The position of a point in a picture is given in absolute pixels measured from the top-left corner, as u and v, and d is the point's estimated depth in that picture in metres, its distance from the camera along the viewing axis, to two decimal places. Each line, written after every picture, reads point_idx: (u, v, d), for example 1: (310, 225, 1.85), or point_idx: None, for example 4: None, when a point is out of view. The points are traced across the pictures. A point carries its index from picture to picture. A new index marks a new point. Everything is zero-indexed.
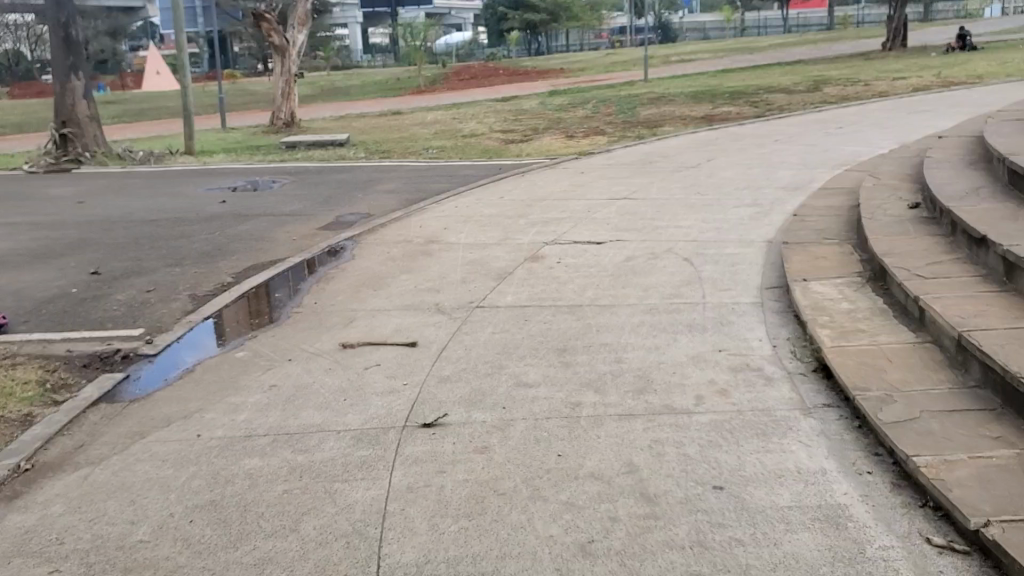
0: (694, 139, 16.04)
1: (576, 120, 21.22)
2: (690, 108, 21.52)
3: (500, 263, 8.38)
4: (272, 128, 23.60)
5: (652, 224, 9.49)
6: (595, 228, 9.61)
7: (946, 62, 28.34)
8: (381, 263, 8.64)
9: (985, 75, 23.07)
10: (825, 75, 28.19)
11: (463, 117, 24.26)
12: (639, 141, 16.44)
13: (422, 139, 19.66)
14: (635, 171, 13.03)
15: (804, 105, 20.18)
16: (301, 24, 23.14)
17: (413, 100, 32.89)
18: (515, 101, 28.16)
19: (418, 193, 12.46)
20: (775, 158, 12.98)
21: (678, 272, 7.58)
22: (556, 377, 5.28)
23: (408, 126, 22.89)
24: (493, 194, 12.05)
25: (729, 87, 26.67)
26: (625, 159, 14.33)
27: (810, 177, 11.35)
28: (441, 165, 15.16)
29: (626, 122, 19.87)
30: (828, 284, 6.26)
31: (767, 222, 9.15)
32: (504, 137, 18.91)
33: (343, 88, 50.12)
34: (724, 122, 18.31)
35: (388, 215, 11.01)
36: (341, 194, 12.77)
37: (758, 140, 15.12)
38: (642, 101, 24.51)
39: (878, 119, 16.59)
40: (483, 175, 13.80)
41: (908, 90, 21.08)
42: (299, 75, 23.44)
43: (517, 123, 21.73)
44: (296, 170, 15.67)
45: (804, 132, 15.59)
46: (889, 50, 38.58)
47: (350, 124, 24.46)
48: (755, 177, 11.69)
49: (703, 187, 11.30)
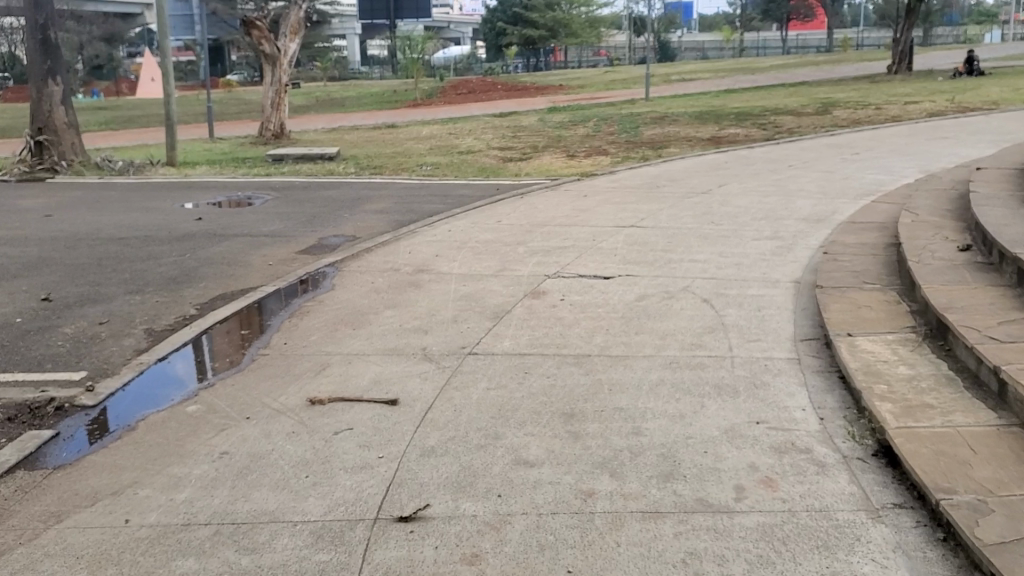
0: (703, 162, 15.22)
1: (577, 138, 20.40)
2: (696, 128, 20.72)
3: (496, 298, 7.51)
4: (260, 139, 22.83)
5: (664, 258, 8.63)
6: (601, 260, 8.74)
7: (957, 87, 27.64)
8: (365, 295, 7.77)
9: (1000, 101, 22.34)
10: (832, 97, 27.47)
11: (460, 133, 23.40)
12: (644, 163, 15.61)
13: (416, 155, 18.83)
14: (642, 195, 12.19)
15: (815, 128, 19.38)
16: (294, 32, 22.28)
17: (408, 113, 32.11)
18: (514, 117, 27.38)
19: (409, 214, 11.60)
20: (792, 185, 12.14)
21: (697, 316, 6.71)
22: (563, 452, 4.40)
23: (403, 141, 22.06)
24: (490, 217, 11.18)
25: (735, 107, 25.94)
26: (631, 181, 13.50)
27: (833, 208, 10.51)
28: (436, 183, 14.31)
29: (629, 142, 19.08)
30: (878, 341, 5.39)
31: (791, 258, 8.29)
32: (503, 155, 18.07)
33: (340, 99, 49.37)
34: (732, 144, 17.49)
35: (375, 239, 10.14)
36: (327, 213, 11.89)
37: (772, 164, 14.29)
38: (645, 120, 23.74)
39: (897, 146, 15.80)
40: (480, 195, 12.96)
41: (923, 115, 20.30)
42: (290, 84, 22.63)
43: (515, 140, 20.93)
44: (281, 185, 14.81)
45: (819, 158, 14.76)
46: (894, 73, 37.97)
47: (342, 137, 23.63)
48: (773, 205, 10.85)
49: (717, 215, 10.46)
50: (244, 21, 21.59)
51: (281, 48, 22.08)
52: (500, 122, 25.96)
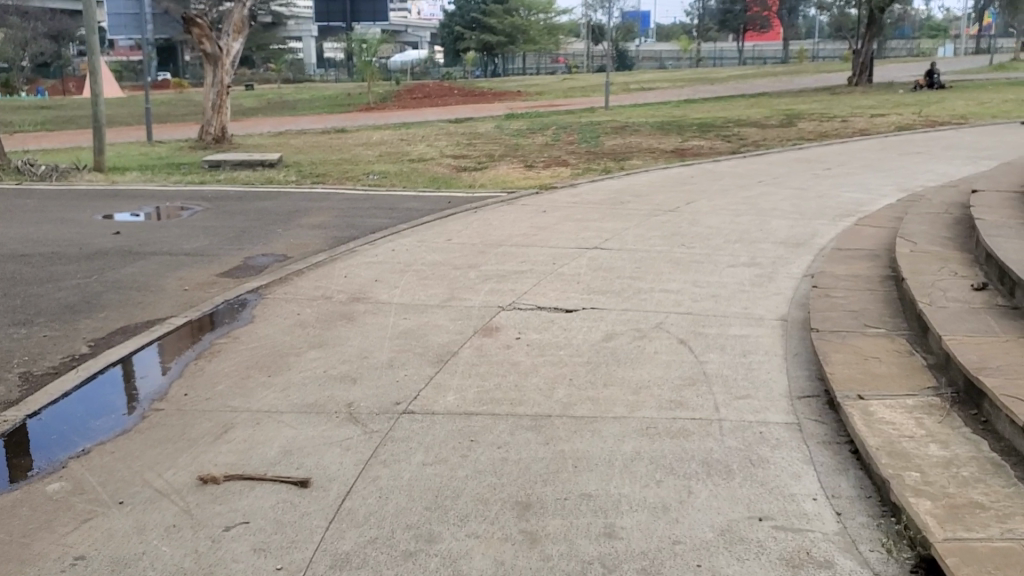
0: (669, 176, 14.34)
1: (536, 148, 19.46)
2: (659, 139, 19.90)
3: (441, 334, 6.50)
4: (200, 143, 21.57)
5: (631, 287, 7.67)
6: (561, 288, 7.78)
7: (921, 100, 27.25)
8: (290, 331, 6.72)
9: (967, 116, 21.86)
10: (795, 109, 26.94)
11: (412, 139, 22.33)
12: (606, 176, 14.69)
13: (364, 162, 17.78)
14: (605, 212, 11.24)
15: (781, 141, 18.66)
16: (237, 31, 21.09)
17: (360, 118, 30.97)
18: (469, 124, 26.43)
19: (351, 230, 10.54)
20: (765, 203, 11.32)
21: (673, 363, 5.74)
22: (517, 567, 3.41)
23: (352, 147, 20.97)
24: (439, 234, 10.17)
25: (697, 118, 25.25)
26: (593, 196, 12.56)
27: (813, 231, 9.64)
28: (384, 194, 13.27)
29: (589, 152, 18.20)
30: (898, 407, 4.48)
31: (774, 290, 7.37)
32: (458, 164, 17.05)
33: (292, 102, 48.09)
34: (697, 157, 16.68)
35: (309, 260, 9.06)
36: (258, 229, 10.78)
37: (742, 179, 13.47)
38: (606, 129, 22.92)
39: (869, 161, 15.09)
40: (430, 209, 11.94)
41: (892, 129, 19.66)
42: (232, 86, 21.42)
43: (470, 148, 19.97)
44: (215, 194, 13.67)
45: (791, 173, 13.96)
46: (855, 85, 37.73)
47: (288, 142, 22.47)
48: (747, 226, 9.96)
49: (687, 236, 9.55)
50: (183, 18, 20.40)
51: (223, 47, 20.88)
52: (455, 129, 24.99)
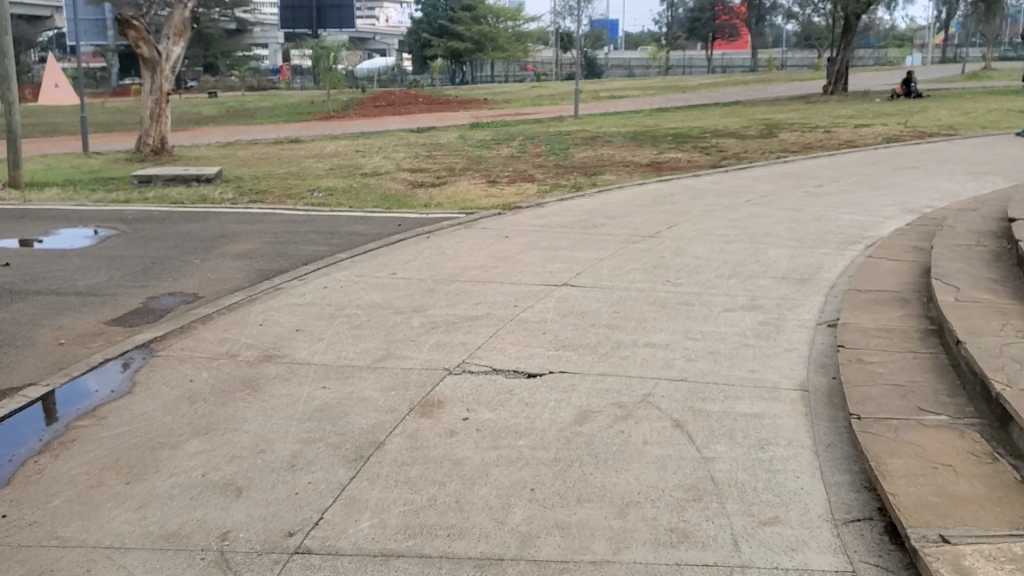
0: (647, 194, 12.97)
1: (501, 161, 18.04)
2: (633, 151, 18.59)
3: (366, 412, 5.05)
4: (137, 155, 19.93)
5: (609, 339, 6.25)
6: (523, 339, 6.35)
7: (903, 109, 26.17)
8: (173, 411, 5.22)
9: (957, 126, 20.74)
10: (774, 118, 25.77)
11: (369, 150, 20.85)
12: (577, 193, 13.28)
13: (312, 176, 16.28)
14: (575, 238, 9.82)
15: (763, 153, 17.41)
16: (178, 34, 19.43)
17: (316, 127, 29.43)
18: (431, 134, 24.99)
19: (281, 262, 9.05)
20: (756, 227, 10.00)
21: (668, 460, 4.33)
22: None
23: (302, 159, 19.45)
24: (382, 266, 8.71)
25: (671, 128, 23.97)
26: (562, 218, 11.13)
27: (817, 264, 8.29)
28: (328, 215, 11.78)
29: (558, 166, 16.83)
30: (1003, 560, 3.12)
31: (784, 346, 5.99)
32: (416, 179, 15.58)
33: (252, 110, 46.42)
34: (675, 171, 15.37)
35: (221, 301, 7.58)
36: (172, 261, 9.24)
37: (727, 197, 12.17)
38: (575, 140, 21.57)
39: (863, 176, 13.83)
40: (377, 234, 10.46)
41: (881, 140, 18.44)
42: (172, 93, 19.76)
43: (429, 160, 18.54)
44: (136, 216, 12.10)
45: (779, 190, 12.66)
46: (831, 93, 36.73)
47: (235, 154, 20.88)
48: (739, 256, 8.59)
49: (671, 269, 8.18)
50: (117, 20, 18.73)
51: (162, 52, 19.23)
52: (415, 139, 23.52)
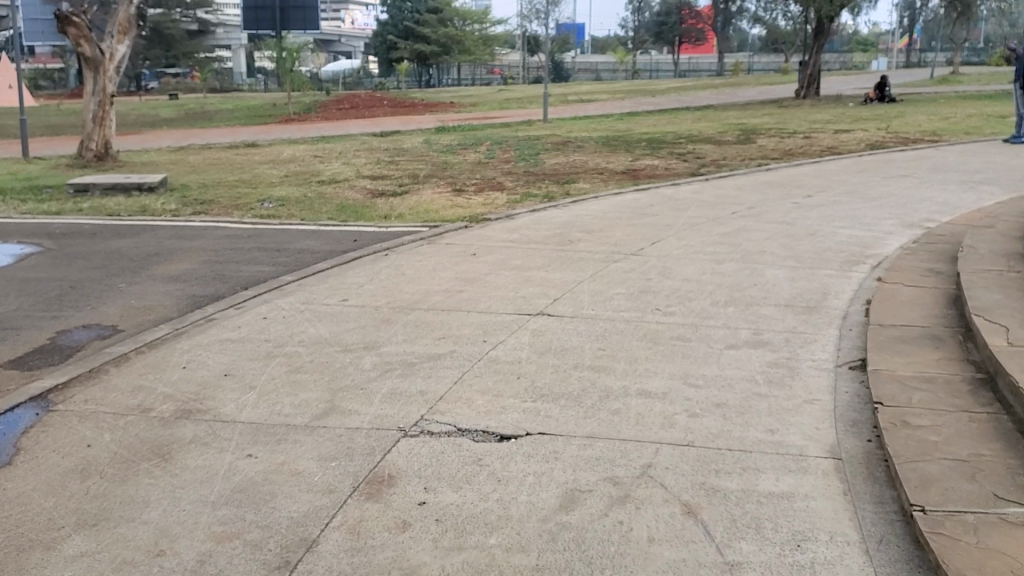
0: (625, 204, 12.05)
1: (468, 167, 17.02)
2: (606, 157, 17.68)
3: (300, 494, 4.06)
4: (79, 161, 18.71)
5: (596, 386, 5.28)
6: (493, 384, 5.35)
7: (880, 114, 25.53)
8: (57, 490, 4.18)
9: (939, 131, 20.07)
10: (749, 123, 25.02)
11: (329, 156, 19.74)
12: (550, 204, 12.33)
13: (266, 184, 15.19)
14: (550, 257, 8.86)
15: (742, 160, 16.59)
16: (123, 32, 18.24)
17: (275, 130, 28.26)
18: (395, 139, 23.98)
19: (219, 286, 8.01)
20: (749, 244, 9.10)
21: (682, 568, 3.38)
22: None
23: (256, 165, 18.32)
24: (333, 290, 7.68)
25: (644, 133, 23.12)
26: (534, 233, 10.17)
27: (823, 288, 7.39)
28: (278, 229, 10.73)
29: (528, 173, 15.87)
30: None
31: (803, 397, 5.06)
32: (377, 187, 14.53)
33: (211, 112, 45.06)
34: (652, 179, 14.50)
35: (142, 336, 6.53)
36: (93, 285, 8.14)
37: (712, 208, 11.28)
38: (545, 146, 20.64)
39: (852, 186, 13.02)
40: (330, 250, 9.44)
41: (864, 146, 17.70)
42: (116, 95, 18.56)
43: (391, 166, 17.50)
44: (64, 230, 10.96)
45: (767, 201, 11.79)
46: (803, 98, 36.16)
47: (185, 160, 19.70)
48: (734, 279, 7.67)
49: (660, 294, 7.24)
50: (56, 16, 17.51)
51: (105, 51, 18.06)
52: (377, 144, 22.47)
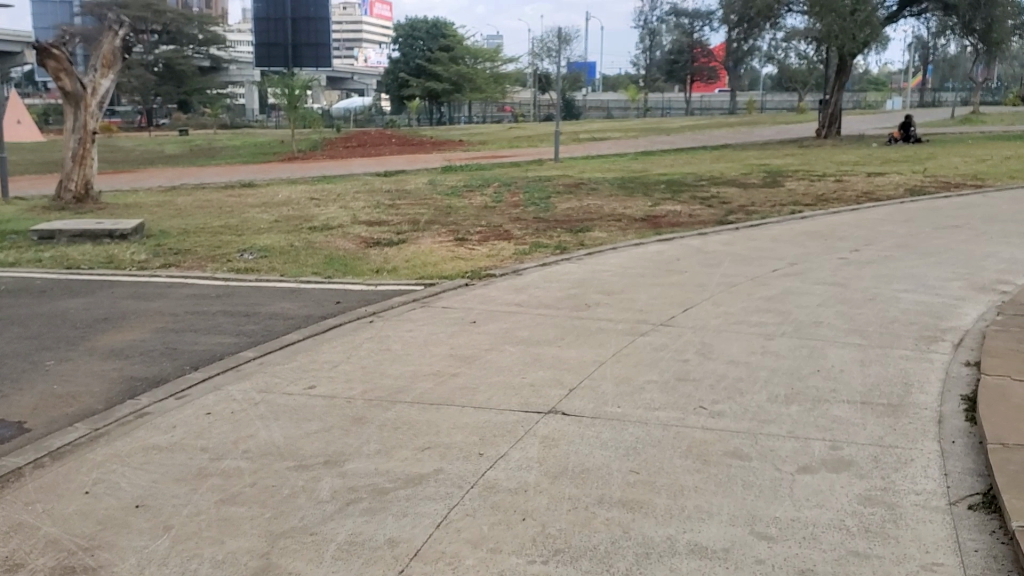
0: (648, 258, 10.67)
1: (473, 212, 15.63)
2: (624, 202, 16.31)
3: None
4: (57, 203, 17.46)
5: (630, 536, 3.88)
6: (490, 529, 3.95)
7: (910, 156, 24.22)
8: None
9: (978, 174, 18.73)
10: (771, 164, 23.72)
11: (326, 198, 18.46)
12: (563, 257, 10.94)
13: (251, 230, 13.88)
14: (565, 326, 7.46)
15: (772, 206, 15.24)
16: (107, 66, 17.18)
17: (274, 169, 27.05)
18: (399, 179, 22.76)
19: (164, 365, 6.64)
20: (800, 313, 7.69)
21: None
22: None
23: (246, 208, 17.02)
24: (301, 373, 6.30)
25: (661, 174, 21.84)
26: (546, 294, 8.79)
27: (902, 377, 5.98)
28: (253, 287, 9.39)
29: (538, 219, 14.53)
30: None
31: (920, 562, 3.65)
32: (372, 235, 13.13)
33: (217, 149, 44.11)
34: (675, 227, 13.13)
35: (47, 441, 5.15)
36: (14, 363, 6.78)
37: (748, 264, 9.90)
38: (558, 188, 19.35)
39: (902, 238, 11.64)
40: (308, 314, 8.08)
41: (903, 191, 16.34)
42: (98, 133, 17.38)
43: (391, 210, 16.16)
44: (10, 287, 9.62)
45: (810, 256, 10.39)
46: (824, 137, 34.92)
47: (173, 202, 18.46)
48: (790, 364, 6.25)
49: (702, 384, 5.82)
50: (36, 49, 16.31)
51: (88, 85, 17.00)
52: (379, 184, 21.24)
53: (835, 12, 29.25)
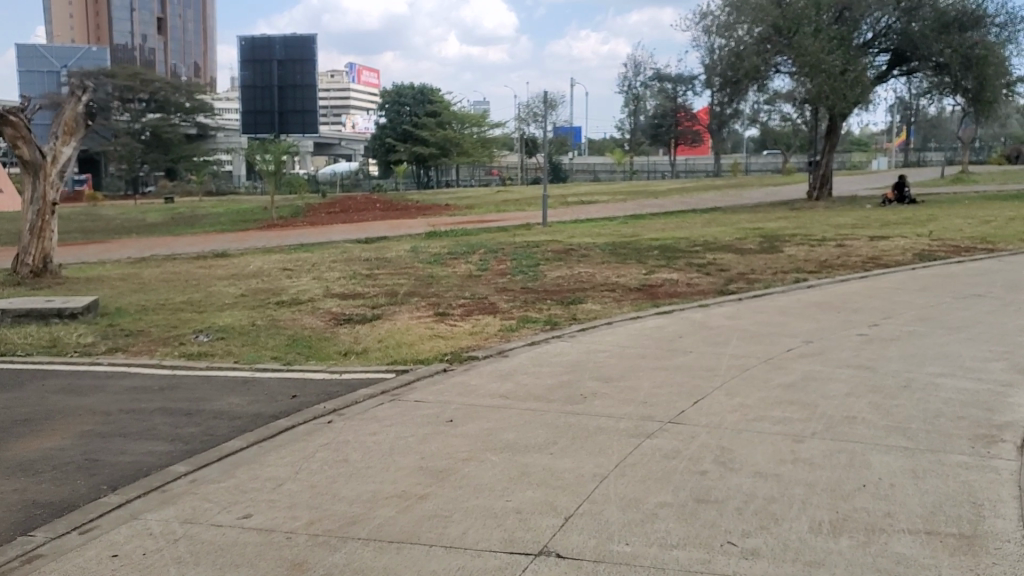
0: (647, 335, 9.61)
1: (456, 282, 14.59)
2: (616, 270, 15.35)
3: None
4: (13, 277, 16.39)
5: None
6: None
7: (908, 218, 23.46)
8: None
9: (984, 237, 17.89)
10: (766, 228, 22.90)
11: (301, 268, 17.47)
12: (553, 334, 9.88)
13: (214, 306, 12.82)
14: (558, 422, 6.37)
15: (774, 273, 14.29)
16: (69, 133, 16.22)
17: (252, 238, 26.09)
18: (380, 246, 21.83)
19: (73, 484, 5.49)
20: (831, 406, 6.61)
21: None
22: None
23: (214, 281, 15.96)
24: (237, 497, 5.17)
25: (654, 239, 20.96)
26: (535, 380, 7.71)
27: (969, 494, 4.93)
28: (202, 377, 8.29)
29: (525, 290, 13.52)
30: None
31: None
32: (344, 310, 12.03)
33: (198, 217, 43.25)
34: (675, 299, 12.12)
35: None
36: None
37: (759, 343, 8.87)
38: (546, 254, 18.40)
39: (923, 309, 10.66)
40: (258, 412, 6.97)
41: (911, 256, 15.42)
42: (58, 203, 16.37)
43: (368, 281, 15.14)
44: None
45: (827, 333, 9.37)
46: (817, 198, 34.28)
47: (139, 275, 17.41)
48: (828, 478, 5.18)
49: (726, 510, 4.74)
50: None
51: (47, 153, 16.00)
52: (359, 252, 20.28)
53: (825, 72, 28.52)
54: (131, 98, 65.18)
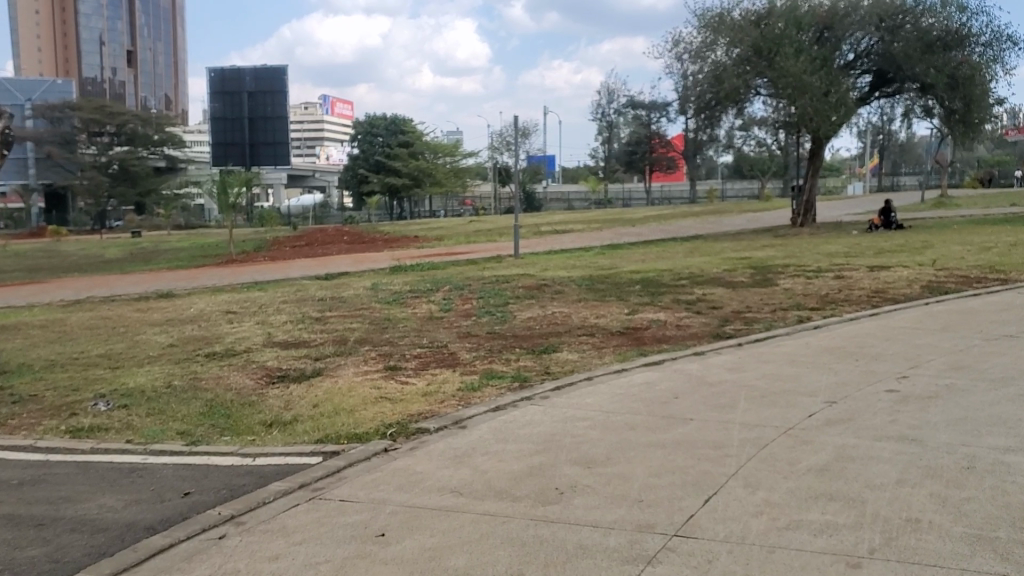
0: (635, 394, 8.01)
1: (415, 326, 12.96)
2: (594, 309, 13.79)
3: None
4: None
5: None
6: None
7: (902, 245, 22.09)
8: None
9: (992, 266, 16.48)
10: (753, 257, 21.46)
11: (247, 311, 15.78)
12: (522, 395, 8.24)
13: (133, 361, 11.11)
14: (526, 535, 4.74)
15: (771, 311, 12.78)
16: None
17: (207, 275, 24.30)
18: (340, 283, 20.20)
19: None
20: (886, 504, 5.03)
21: None
22: None
23: (146, 328, 14.24)
24: None
25: (634, 272, 19.46)
26: (498, 463, 6.10)
27: None
28: (80, 464, 6.58)
29: (493, 334, 11.91)
30: None
31: None
32: (281, 364, 10.34)
33: (157, 253, 41.49)
34: (663, 344, 10.56)
35: None
36: None
37: (772, 406, 7.29)
38: (519, 290, 16.84)
39: (955, 355, 9.14)
40: (130, 521, 5.29)
41: (920, 288, 13.96)
42: None
43: (318, 326, 13.46)
44: None
45: (851, 389, 7.81)
46: (801, 225, 32.97)
47: (68, 321, 15.67)
48: None
49: None
50: None
51: None
52: (317, 291, 18.61)
53: (807, 94, 27.21)
54: (99, 132, 63.46)
